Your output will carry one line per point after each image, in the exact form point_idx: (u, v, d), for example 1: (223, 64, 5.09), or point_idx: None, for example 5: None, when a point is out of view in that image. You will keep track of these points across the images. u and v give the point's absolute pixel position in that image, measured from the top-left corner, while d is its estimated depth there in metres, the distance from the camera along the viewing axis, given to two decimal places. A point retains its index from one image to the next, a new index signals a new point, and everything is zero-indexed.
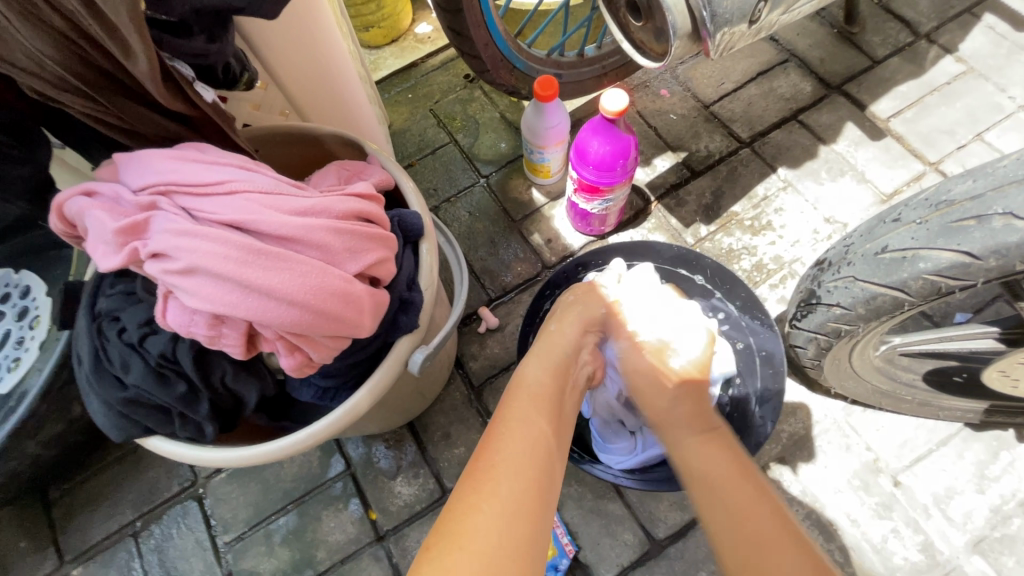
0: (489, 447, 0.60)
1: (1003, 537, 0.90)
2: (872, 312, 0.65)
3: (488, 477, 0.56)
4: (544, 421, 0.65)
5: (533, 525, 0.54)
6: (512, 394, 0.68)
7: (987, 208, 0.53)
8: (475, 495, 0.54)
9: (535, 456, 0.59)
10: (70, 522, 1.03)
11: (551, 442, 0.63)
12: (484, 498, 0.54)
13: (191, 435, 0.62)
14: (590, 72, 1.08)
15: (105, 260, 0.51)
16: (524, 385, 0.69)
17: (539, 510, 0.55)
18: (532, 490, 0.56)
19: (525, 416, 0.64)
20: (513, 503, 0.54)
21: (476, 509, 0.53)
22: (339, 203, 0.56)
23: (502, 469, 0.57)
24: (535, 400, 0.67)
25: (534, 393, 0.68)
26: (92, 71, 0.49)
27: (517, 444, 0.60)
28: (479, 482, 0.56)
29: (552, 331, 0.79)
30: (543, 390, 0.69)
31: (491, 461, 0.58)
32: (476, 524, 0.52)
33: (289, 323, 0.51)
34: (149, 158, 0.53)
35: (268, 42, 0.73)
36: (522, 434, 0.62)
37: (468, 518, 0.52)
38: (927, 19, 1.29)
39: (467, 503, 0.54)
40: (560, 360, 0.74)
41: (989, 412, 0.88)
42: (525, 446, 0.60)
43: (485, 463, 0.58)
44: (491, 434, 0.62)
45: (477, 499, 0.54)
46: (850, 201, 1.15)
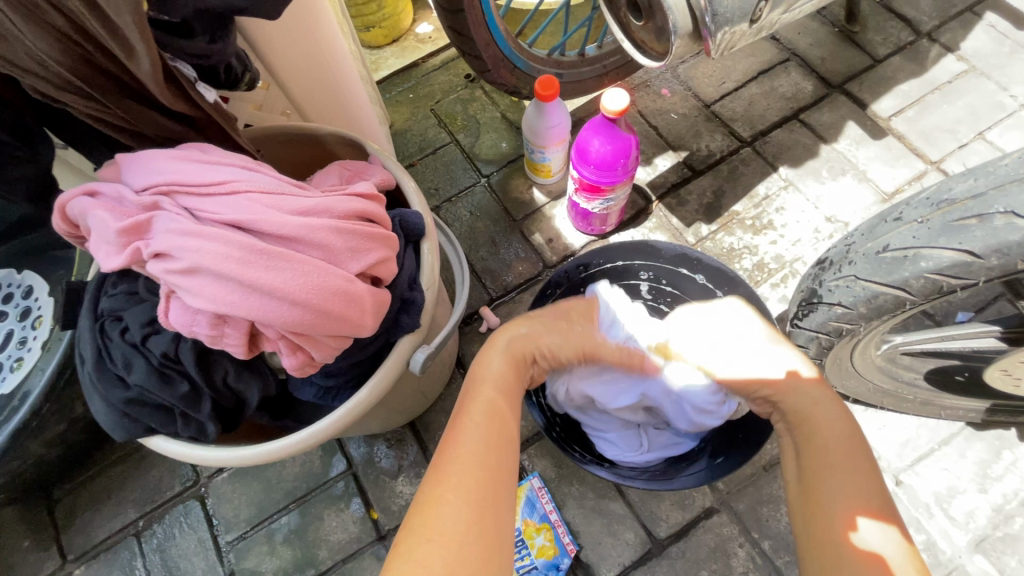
0: (450, 439, 0.61)
1: (1005, 536, 0.90)
2: (873, 311, 0.65)
3: (450, 470, 0.57)
4: (502, 411, 0.65)
5: (495, 514, 0.55)
6: (472, 384, 0.68)
7: (988, 207, 0.53)
8: (440, 487, 0.56)
9: (493, 446, 0.60)
10: (73, 522, 1.03)
11: (508, 431, 0.63)
12: (448, 490, 0.55)
13: (193, 435, 0.62)
14: (591, 71, 1.08)
15: (108, 260, 0.51)
16: (482, 377, 0.68)
17: (499, 499, 0.57)
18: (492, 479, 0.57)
19: (484, 407, 0.64)
20: (473, 493, 0.55)
21: (440, 501, 0.54)
22: (340, 203, 0.56)
23: (464, 461, 0.58)
24: (494, 392, 0.67)
25: (494, 383, 0.68)
26: (95, 72, 0.49)
27: (477, 435, 0.61)
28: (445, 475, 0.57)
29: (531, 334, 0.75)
30: (502, 383, 0.68)
31: (454, 453, 0.59)
32: (441, 516, 0.53)
33: (291, 323, 0.51)
34: (152, 158, 0.53)
35: (270, 41, 0.72)
36: (481, 423, 0.62)
37: (432, 510, 0.54)
38: (928, 18, 1.29)
39: (432, 496, 0.55)
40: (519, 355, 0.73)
41: (991, 411, 0.88)
42: (484, 437, 0.61)
43: (448, 455, 0.59)
44: (454, 425, 0.63)
45: (442, 493, 0.55)
46: (851, 201, 1.15)
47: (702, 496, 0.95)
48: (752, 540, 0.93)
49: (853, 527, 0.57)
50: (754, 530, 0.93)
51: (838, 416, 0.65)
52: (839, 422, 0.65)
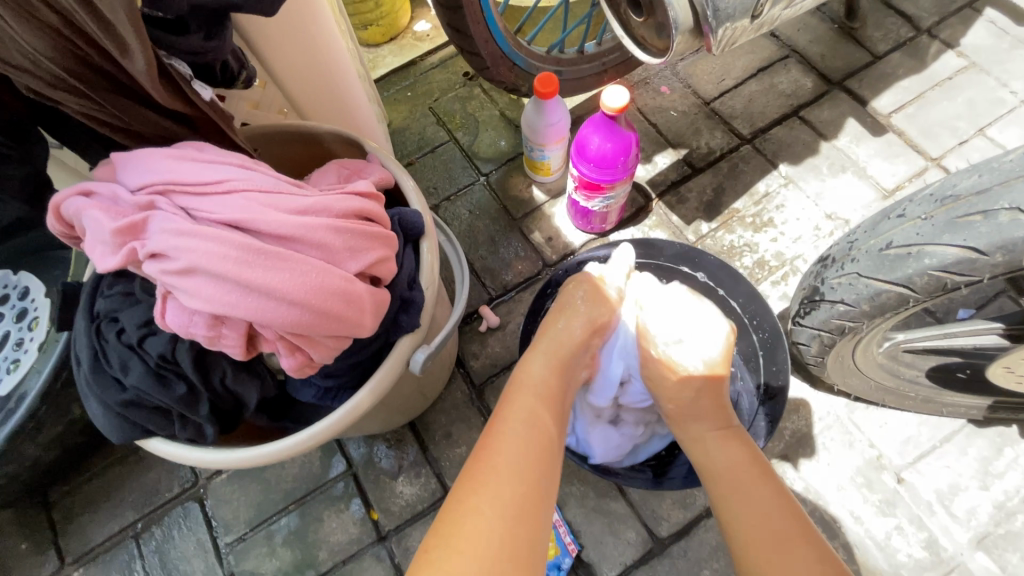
0: (488, 448, 0.60)
1: (1006, 533, 0.90)
2: (876, 308, 0.65)
3: (486, 480, 0.57)
4: (545, 418, 0.65)
5: (532, 527, 0.55)
6: (516, 391, 0.68)
7: (993, 203, 0.52)
8: (474, 497, 0.55)
9: (535, 457, 0.60)
10: (71, 524, 1.02)
11: (551, 441, 0.64)
12: (483, 499, 0.55)
13: (191, 437, 0.61)
14: (590, 68, 1.08)
15: (103, 260, 0.50)
16: (527, 382, 0.69)
17: (539, 510, 0.57)
18: (533, 493, 0.57)
19: (528, 415, 0.65)
20: (511, 503, 0.55)
21: (473, 511, 0.54)
22: (338, 202, 0.55)
23: (502, 473, 0.58)
24: (540, 397, 0.67)
25: (539, 393, 0.68)
26: (88, 69, 0.48)
27: (516, 445, 0.61)
28: (478, 485, 0.57)
29: (560, 328, 0.76)
30: (549, 387, 0.69)
31: (491, 462, 0.59)
32: (472, 528, 0.53)
33: (289, 324, 0.50)
34: (148, 157, 0.52)
35: (267, 38, 0.72)
36: (518, 429, 0.63)
37: (466, 523, 0.53)
38: (928, 13, 1.29)
39: (467, 504, 0.55)
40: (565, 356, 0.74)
41: (993, 408, 0.88)
42: (525, 447, 0.61)
43: (485, 465, 0.59)
44: (491, 432, 0.63)
45: (476, 503, 0.55)
46: (852, 197, 1.14)
47: (703, 495, 0.95)
48: None
49: None
50: None
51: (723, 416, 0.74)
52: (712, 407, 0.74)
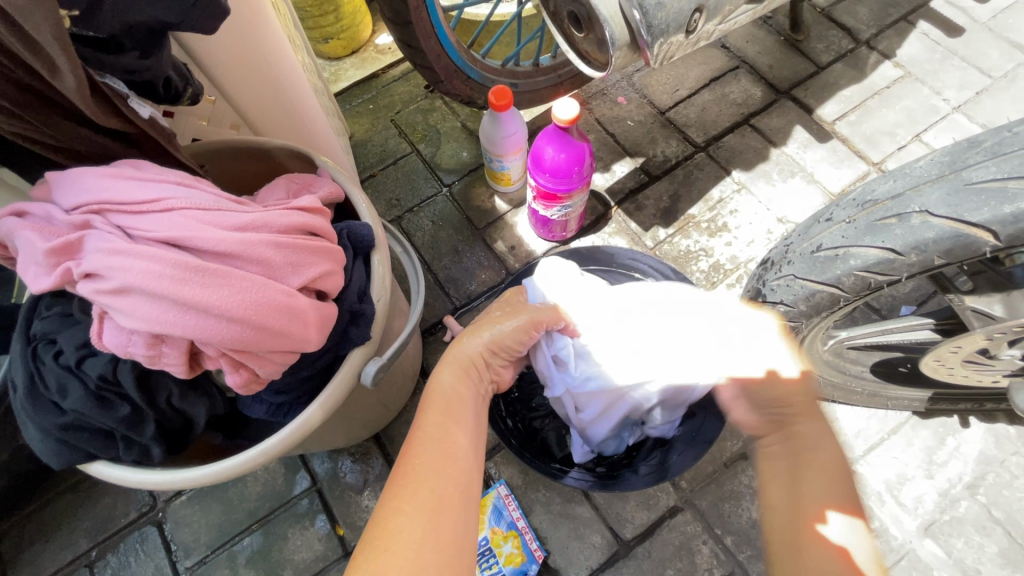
0: (413, 452, 0.59)
1: (951, 519, 0.94)
2: (812, 308, 0.68)
3: (409, 483, 0.56)
4: (467, 419, 0.64)
5: (459, 525, 0.55)
6: (426, 402, 0.65)
7: (906, 207, 0.56)
8: (400, 499, 0.54)
9: (457, 460, 0.59)
10: (20, 555, 0.98)
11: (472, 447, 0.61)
12: (406, 499, 0.54)
13: (137, 459, 0.60)
14: (546, 81, 1.10)
15: (36, 282, 0.49)
16: (446, 392, 0.66)
17: (462, 508, 0.56)
18: (456, 500, 0.56)
19: (444, 424, 0.62)
20: (434, 502, 0.54)
21: (398, 514, 0.53)
22: (281, 217, 0.56)
23: (425, 477, 0.56)
24: (454, 405, 0.64)
25: (447, 399, 0.65)
26: (17, 89, 0.48)
27: (437, 449, 0.59)
28: (403, 490, 0.55)
29: (458, 345, 0.71)
30: (459, 398, 0.66)
31: (418, 463, 0.57)
32: (400, 530, 0.52)
33: (230, 340, 0.50)
34: (83, 175, 0.52)
35: (213, 55, 0.72)
36: (439, 429, 0.61)
37: (392, 525, 0.52)
38: (866, 26, 1.36)
39: (389, 506, 0.54)
40: (474, 361, 0.70)
41: (933, 399, 0.92)
42: (447, 453, 0.59)
43: (406, 466, 0.57)
44: (411, 435, 0.61)
45: (400, 509, 0.54)
46: (801, 202, 1.19)
47: (666, 495, 0.97)
48: (715, 537, 0.94)
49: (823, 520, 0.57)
50: (717, 527, 0.95)
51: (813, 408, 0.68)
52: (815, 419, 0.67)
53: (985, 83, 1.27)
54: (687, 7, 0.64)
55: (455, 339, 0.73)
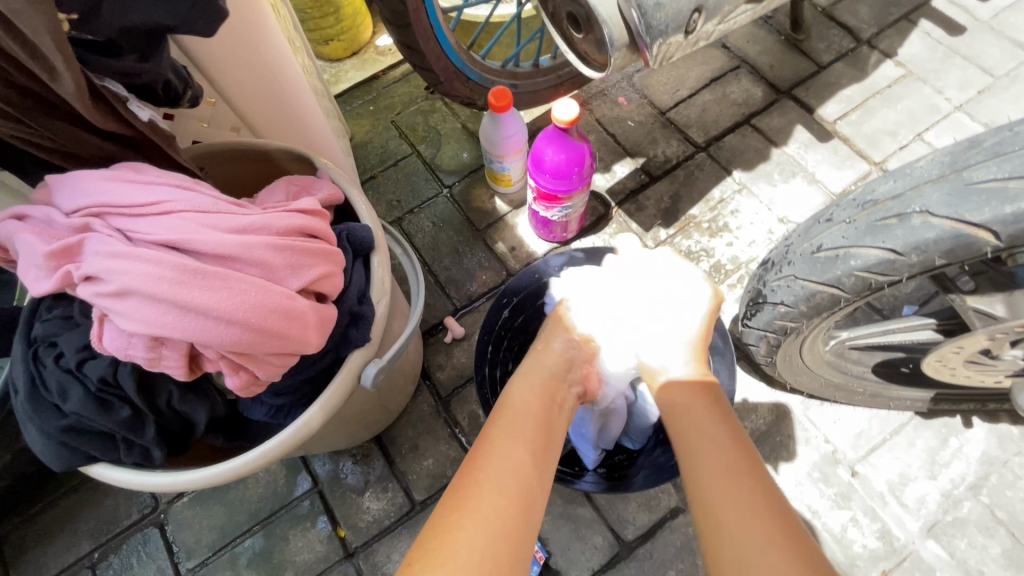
0: (478, 466, 0.60)
1: (954, 520, 0.93)
2: (813, 308, 0.67)
3: (473, 496, 0.57)
4: (536, 434, 0.66)
5: (518, 543, 0.55)
6: (498, 415, 0.68)
7: (906, 207, 0.56)
8: (461, 512, 0.56)
9: (522, 480, 0.60)
10: (23, 557, 0.99)
11: (539, 472, 0.62)
12: (466, 514, 0.55)
13: (138, 461, 0.60)
14: (546, 81, 1.10)
15: (37, 285, 0.49)
16: (517, 405, 0.70)
17: (520, 531, 0.56)
18: (517, 519, 0.57)
19: (516, 438, 0.64)
20: (494, 519, 0.55)
21: (459, 526, 0.54)
22: (280, 220, 0.56)
23: (490, 492, 0.58)
24: (528, 423, 0.67)
25: (522, 416, 0.68)
26: (16, 92, 0.48)
27: (505, 468, 0.60)
28: (465, 502, 0.57)
29: (541, 350, 0.80)
30: (531, 415, 0.68)
31: (481, 482, 0.58)
32: (459, 541, 0.53)
33: (229, 343, 0.50)
34: (82, 178, 0.52)
35: (213, 57, 0.72)
36: (510, 444, 0.63)
37: (451, 535, 0.53)
38: (867, 25, 1.35)
39: (450, 519, 0.55)
40: (546, 375, 0.75)
41: (936, 400, 0.92)
42: (512, 472, 0.60)
43: (471, 478, 0.59)
44: (478, 451, 0.63)
45: (461, 520, 0.55)
46: (802, 202, 1.19)
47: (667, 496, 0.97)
48: None
49: None
50: None
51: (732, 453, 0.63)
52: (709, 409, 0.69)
53: (987, 82, 1.27)
54: (685, 7, 0.64)
55: (536, 349, 0.82)
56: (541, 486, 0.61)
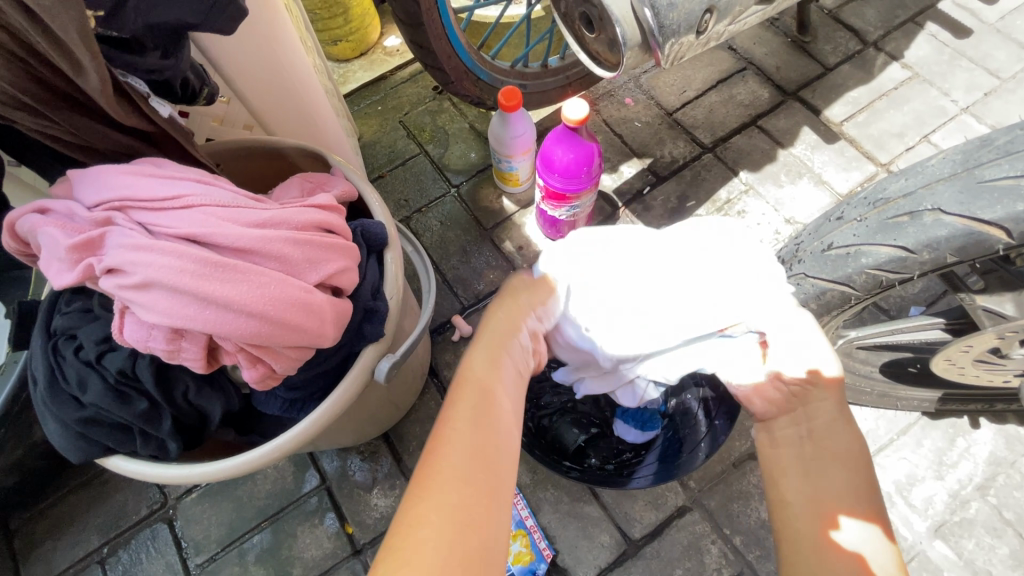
0: (438, 454, 0.52)
1: (962, 521, 0.93)
2: (823, 306, 0.68)
3: (432, 483, 0.50)
4: (499, 404, 0.57)
5: (488, 533, 0.49)
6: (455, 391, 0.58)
7: (918, 205, 0.56)
8: (421, 508, 0.49)
9: (485, 455, 0.53)
10: (32, 551, 0.99)
11: (507, 440, 0.56)
12: (427, 508, 0.48)
13: (154, 453, 0.60)
14: (554, 82, 1.11)
15: (59, 277, 0.50)
16: (481, 387, 0.58)
17: (487, 513, 0.50)
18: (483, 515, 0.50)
19: (484, 419, 0.55)
20: (457, 507, 0.49)
21: (421, 528, 0.47)
22: (298, 215, 0.57)
23: (455, 486, 0.50)
24: (486, 395, 0.57)
25: (481, 385, 0.58)
26: (41, 87, 0.49)
27: (466, 445, 0.53)
28: (425, 495, 0.49)
29: (493, 318, 0.65)
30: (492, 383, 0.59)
31: (438, 466, 0.52)
32: (422, 543, 0.46)
33: (248, 335, 0.50)
34: (104, 173, 0.53)
35: (229, 56, 0.73)
36: (468, 418, 0.55)
37: (415, 532, 0.47)
38: (874, 27, 1.36)
39: (411, 517, 0.48)
40: (510, 354, 0.63)
41: (943, 400, 0.92)
42: (475, 446, 0.53)
43: (431, 465, 0.52)
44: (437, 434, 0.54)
45: (424, 518, 0.48)
46: (808, 202, 1.19)
47: (674, 495, 0.97)
48: (724, 537, 0.94)
49: (835, 525, 0.54)
50: (725, 527, 0.95)
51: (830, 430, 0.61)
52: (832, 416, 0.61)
53: (993, 84, 1.27)
54: (697, 8, 0.65)
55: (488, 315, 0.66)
56: (504, 463, 0.54)
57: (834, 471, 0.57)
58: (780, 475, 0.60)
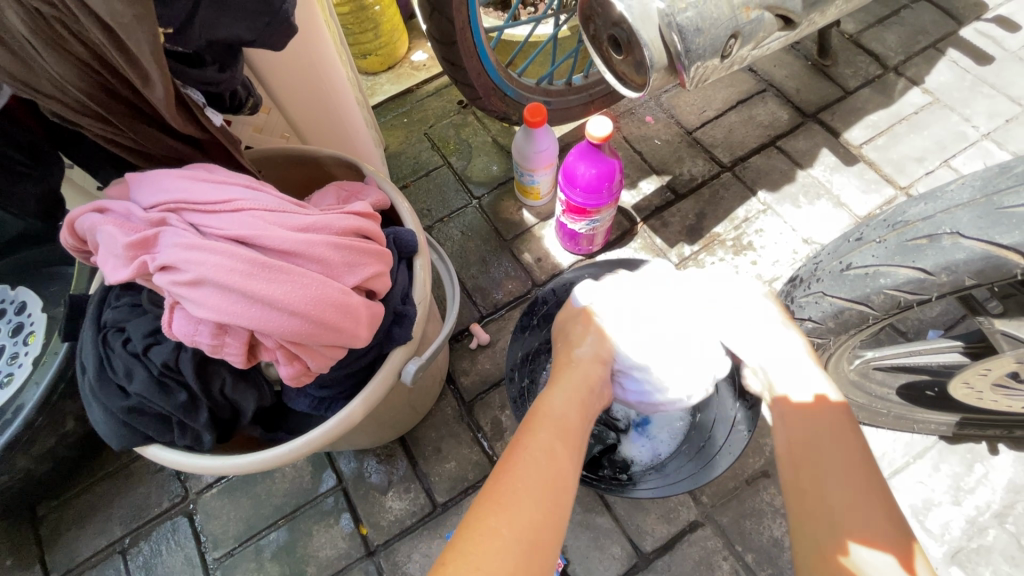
0: (511, 472, 0.59)
1: (979, 547, 0.92)
2: (841, 325, 0.69)
3: (506, 498, 0.56)
4: (565, 439, 0.64)
5: (543, 555, 0.54)
6: (532, 422, 0.66)
7: (937, 228, 0.58)
8: (496, 512, 0.55)
9: (551, 487, 0.58)
10: (57, 539, 1.02)
11: (572, 476, 0.61)
12: (498, 518, 0.55)
13: (189, 444, 0.63)
14: (578, 99, 1.14)
15: (114, 273, 0.53)
16: (550, 419, 0.66)
17: (547, 539, 0.55)
18: (549, 519, 0.56)
19: (550, 443, 0.62)
20: (526, 524, 0.55)
21: (492, 532, 0.53)
22: (338, 221, 0.60)
23: (526, 498, 0.56)
24: (561, 433, 0.64)
25: (555, 423, 0.65)
26: (109, 97, 0.53)
27: (534, 473, 0.59)
28: (500, 505, 0.56)
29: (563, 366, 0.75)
30: (569, 423, 0.66)
31: (508, 484, 0.58)
32: (491, 538, 0.53)
33: (289, 333, 0.53)
34: (161, 177, 0.57)
35: (272, 69, 0.77)
36: (540, 451, 0.61)
37: (485, 533, 0.53)
38: (894, 53, 1.38)
39: (481, 522, 0.54)
40: (585, 387, 0.72)
41: (961, 424, 0.91)
42: (542, 477, 0.59)
43: (504, 481, 0.58)
44: (512, 454, 0.61)
45: (494, 524, 0.54)
46: (827, 223, 1.20)
47: (687, 510, 0.97)
48: (735, 553, 0.94)
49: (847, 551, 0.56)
50: (737, 543, 0.95)
51: (824, 421, 0.65)
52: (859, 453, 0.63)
53: (1015, 111, 1.27)
54: (722, 34, 0.68)
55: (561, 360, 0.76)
56: (562, 495, 0.59)
57: (833, 451, 0.63)
58: (797, 449, 0.65)
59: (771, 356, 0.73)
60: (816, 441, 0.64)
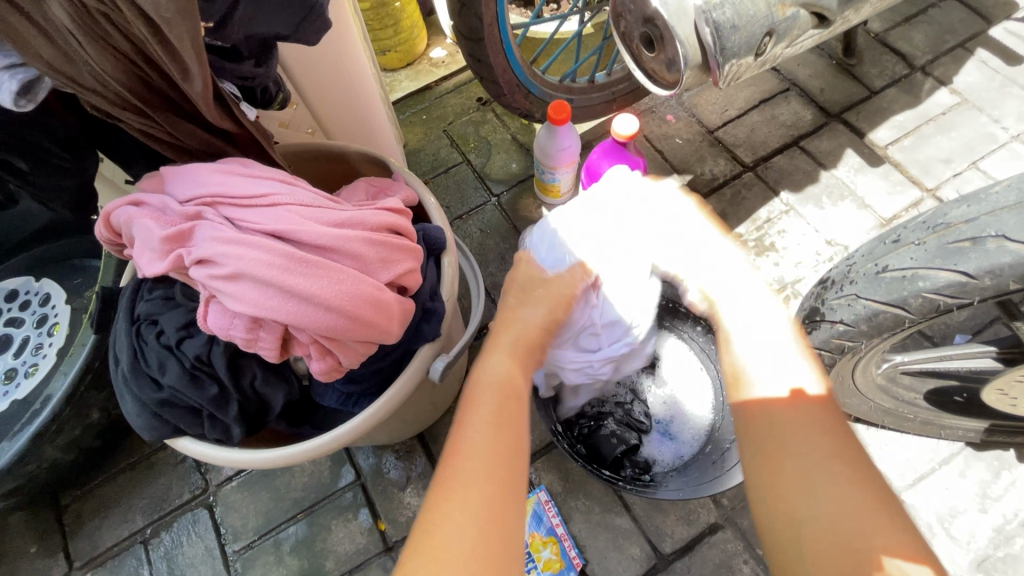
0: (457, 451, 0.58)
1: (1006, 556, 0.91)
2: (874, 328, 0.68)
3: (455, 480, 0.55)
4: (502, 403, 0.63)
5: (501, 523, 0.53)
6: (471, 395, 0.65)
7: (981, 231, 0.57)
8: (445, 496, 0.54)
9: (496, 454, 0.58)
10: (79, 528, 1.04)
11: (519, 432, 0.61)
12: (453, 503, 0.53)
13: (219, 437, 0.63)
14: (601, 97, 1.13)
15: (150, 266, 0.54)
16: (479, 390, 0.65)
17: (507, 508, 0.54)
18: (500, 485, 0.55)
19: (488, 413, 0.62)
20: (474, 498, 0.54)
21: (447, 521, 0.52)
22: (372, 217, 0.60)
23: (472, 474, 0.55)
24: (497, 397, 0.64)
25: (493, 391, 0.65)
26: (148, 90, 0.53)
27: (479, 445, 0.58)
28: (450, 490, 0.54)
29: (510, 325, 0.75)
30: (502, 384, 0.66)
31: (457, 463, 0.56)
32: (447, 525, 0.51)
33: (323, 327, 0.53)
34: (197, 171, 0.57)
35: (301, 64, 0.78)
36: (479, 420, 0.61)
37: (439, 523, 0.52)
38: (922, 52, 1.35)
39: (435, 511, 0.53)
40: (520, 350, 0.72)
41: (990, 431, 0.90)
42: (487, 448, 0.58)
43: (451, 462, 0.57)
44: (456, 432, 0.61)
45: (446, 510, 0.53)
46: (851, 225, 1.18)
47: (706, 512, 0.96)
48: (756, 557, 0.94)
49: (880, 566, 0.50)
50: (758, 546, 0.94)
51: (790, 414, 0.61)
52: (828, 425, 0.60)
53: None
54: (758, 31, 0.67)
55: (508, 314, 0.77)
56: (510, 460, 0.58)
57: (808, 453, 0.58)
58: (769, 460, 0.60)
59: (761, 345, 0.68)
60: (785, 441, 0.60)
